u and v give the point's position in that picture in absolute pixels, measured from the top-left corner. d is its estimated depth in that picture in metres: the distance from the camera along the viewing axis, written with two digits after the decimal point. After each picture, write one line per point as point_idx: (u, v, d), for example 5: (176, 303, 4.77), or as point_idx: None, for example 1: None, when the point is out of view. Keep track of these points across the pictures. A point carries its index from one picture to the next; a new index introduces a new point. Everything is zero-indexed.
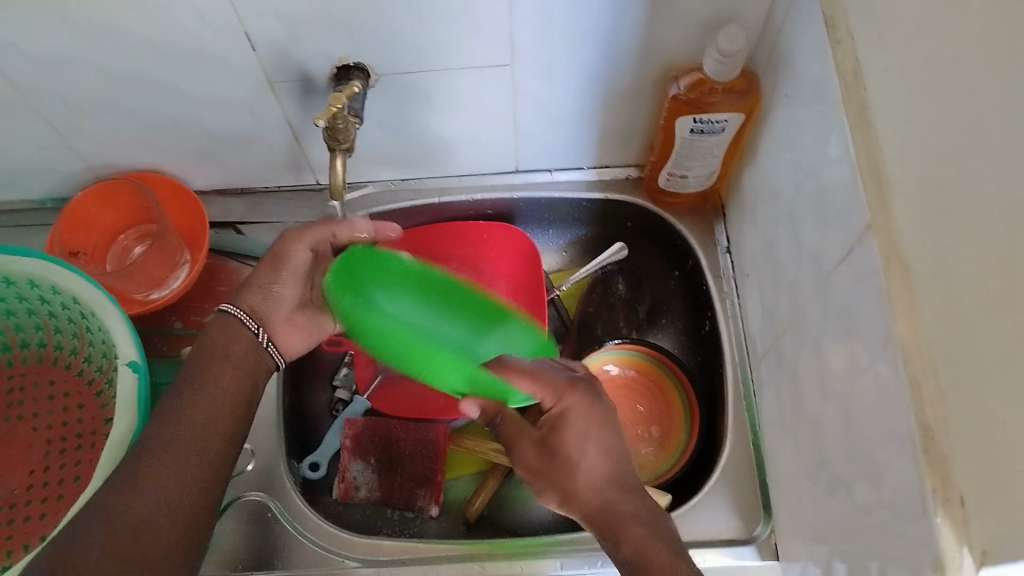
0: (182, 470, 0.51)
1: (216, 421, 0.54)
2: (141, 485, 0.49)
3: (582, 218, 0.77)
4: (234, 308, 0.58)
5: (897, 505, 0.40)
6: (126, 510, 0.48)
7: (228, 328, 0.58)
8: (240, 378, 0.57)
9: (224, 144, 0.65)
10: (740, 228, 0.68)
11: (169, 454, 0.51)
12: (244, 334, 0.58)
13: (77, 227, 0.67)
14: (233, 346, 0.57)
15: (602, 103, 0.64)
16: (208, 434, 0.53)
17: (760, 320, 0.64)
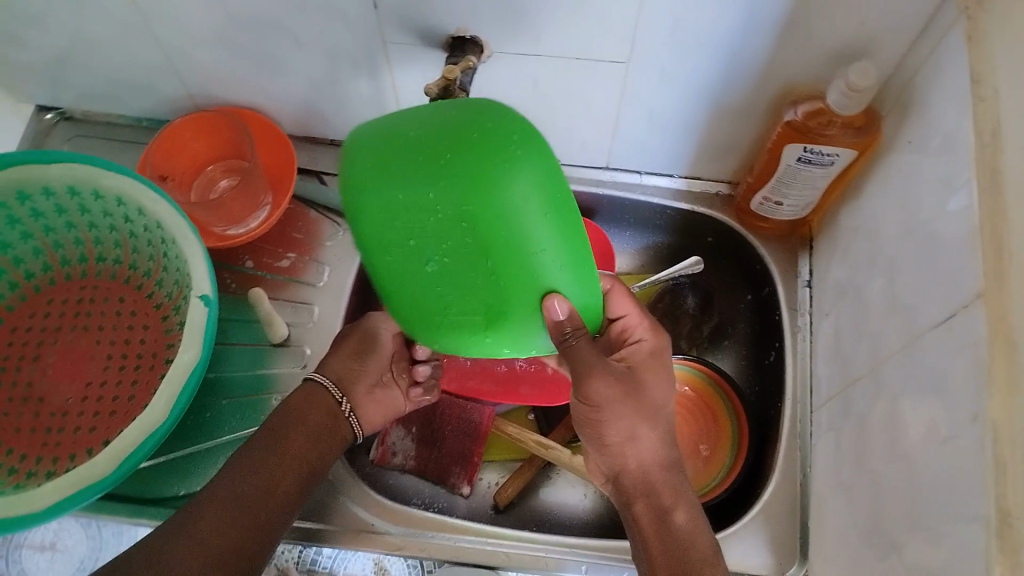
0: (229, 530, 0.50)
1: (280, 477, 0.54)
2: (186, 536, 0.48)
3: (664, 225, 0.76)
4: (320, 377, 0.60)
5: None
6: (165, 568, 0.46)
7: (309, 399, 0.59)
8: (314, 439, 0.57)
9: (325, 95, 0.66)
10: (826, 265, 0.66)
11: (222, 508, 0.50)
12: (327, 401, 0.59)
13: (171, 149, 0.68)
14: (316, 408, 0.59)
15: (710, 115, 0.62)
16: (269, 496, 0.53)
17: (831, 362, 0.62)
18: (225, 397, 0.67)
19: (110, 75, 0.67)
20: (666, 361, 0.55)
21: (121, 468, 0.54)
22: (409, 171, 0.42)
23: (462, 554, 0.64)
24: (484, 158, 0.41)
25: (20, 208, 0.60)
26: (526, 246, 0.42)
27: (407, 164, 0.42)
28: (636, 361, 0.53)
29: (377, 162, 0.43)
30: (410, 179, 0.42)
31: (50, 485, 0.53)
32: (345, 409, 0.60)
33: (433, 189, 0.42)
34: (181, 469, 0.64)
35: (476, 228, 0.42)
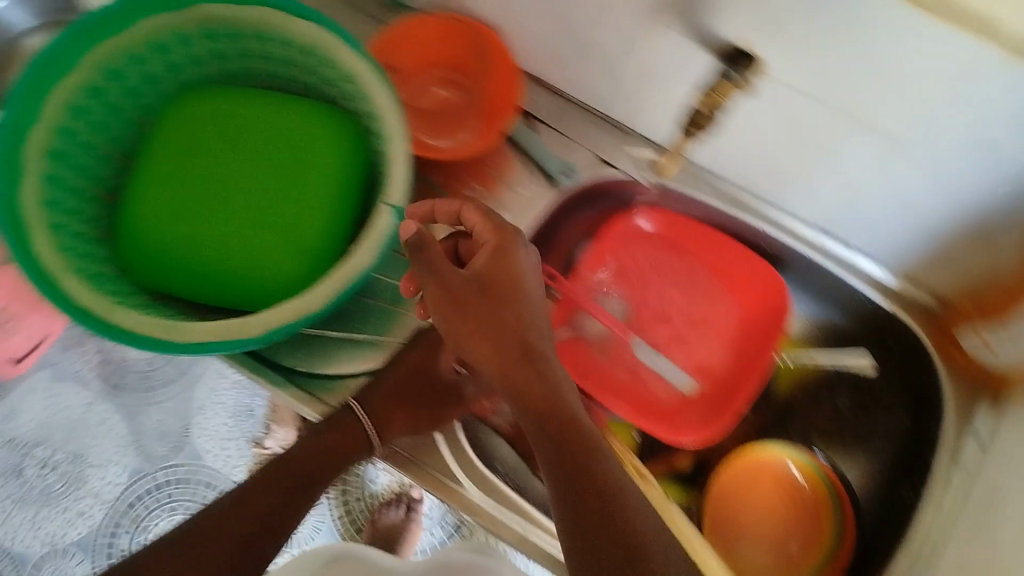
0: (230, 543, 0.55)
1: (280, 497, 0.59)
2: (220, 522, 0.56)
3: (851, 309, 0.70)
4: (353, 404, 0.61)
5: None
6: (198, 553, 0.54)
7: (338, 424, 0.61)
8: (326, 448, 0.61)
9: (575, 46, 0.62)
10: (1010, 434, 0.59)
11: (242, 509, 0.57)
12: (351, 417, 0.61)
13: (408, 43, 0.66)
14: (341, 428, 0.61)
15: (960, 229, 0.57)
16: (262, 524, 0.57)
17: (972, 534, 0.56)
18: (373, 299, 0.66)
19: None
20: (506, 259, 0.52)
21: (262, 337, 0.53)
22: (284, 118, 0.60)
23: (528, 540, 0.64)
24: (328, 151, 0.59)
25: (256, 45, 0.61)
26: (303, 198, 0.59)
27: (275, 118, 0.60)
28: (500, 269, 0.52)
29: (234, 148, 0.59)
30: (274, 135, 0.60)
31: (198, 329, 0.52)
32: (365, 425, 0.61)
33: (273, 135, 0.60)
34: (311, 348, 0.64)
35: (271, 152, 0.59)
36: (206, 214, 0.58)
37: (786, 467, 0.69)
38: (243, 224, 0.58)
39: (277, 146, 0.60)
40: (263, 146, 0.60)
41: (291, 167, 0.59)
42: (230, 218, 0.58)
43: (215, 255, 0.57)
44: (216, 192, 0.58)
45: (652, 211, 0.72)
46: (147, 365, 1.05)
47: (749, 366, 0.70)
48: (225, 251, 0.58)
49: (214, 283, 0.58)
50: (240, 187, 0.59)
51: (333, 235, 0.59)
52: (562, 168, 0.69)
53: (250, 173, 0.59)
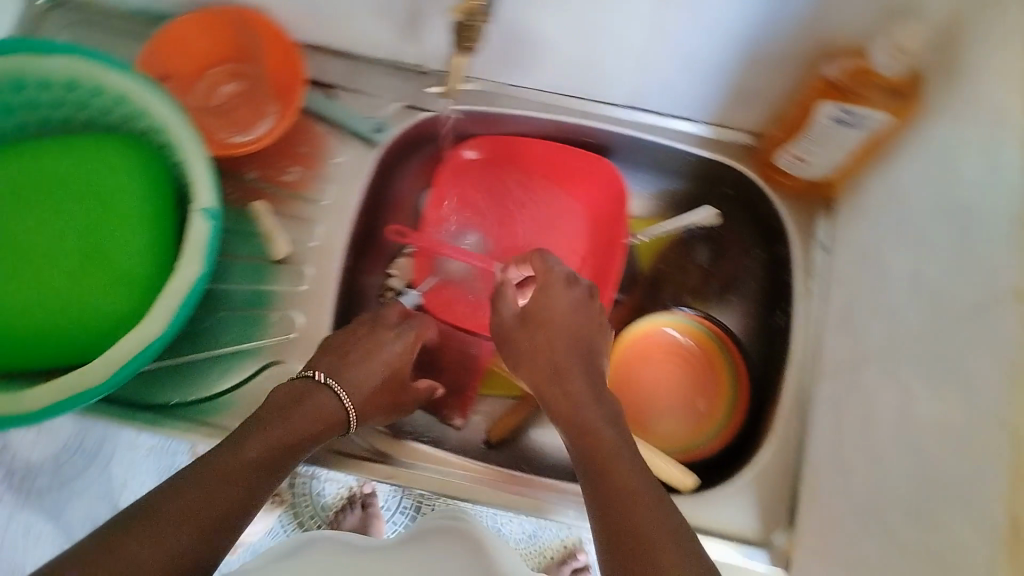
0: (231, 490, 0.45)
1: (233, 488, 0.45)
2: (200, 473, 0.44)
3: (682, 171, 0.73)
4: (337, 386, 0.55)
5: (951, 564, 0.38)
6: (162, 533, 0.40)
7: (319, 405, 0.54)
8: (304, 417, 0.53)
9: (338, 2, 0.62)
10: (846, 233, 0.64)
11: (230, 463, 0.46)
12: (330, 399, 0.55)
13: (174, 48, 0.64)
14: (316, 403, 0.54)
15: (744, 61, 0.60)
16: (233, 493, 0.45)
17: (840, 330, 0.61)
18: (226, 308, 0.65)
19: None
20: (542, 290, 0.62)
21: (115, 377, 0.53)
22: (67, 155, 0.58)
23: (446, 485, 0.64)
24: (123, 175, 0.59)
25: (14, 96, 0.59)
26: (114, 229, 0.58)
27: (57, 159, 0.58)
28: (558, 309, 0.60)
29: (24, 201, 0.57)
30: (63, 175, 0.58)
31: (45, 389, 0.51)
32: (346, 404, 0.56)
33: (62, 175, 0.58)
34: (177, 376, 0.63)
35: (66, 191, 0.57)
36: (13, 277, 0.55)
37: (666, 334, 0.71)
38: (59, 272, 0.56)
39: (70, 185, 0.58)
40: (55, 189, 0.57)
41: (90, 202, 0.58)
42: (44, 271, 0.56)
43: (41, 314, 0.55)
44: (21, 249, 0.55)
45: (476, 138, 0.72)
46: (40, 475, 0.67)
47: (610, 250, 0.71)
48: (49, 305, 0.55)
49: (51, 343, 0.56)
50: (44, 238, 0.56)
51: (156, 256, 0.59)
52: (375, 125, 0.70)
53: (49, 220, 0.57)
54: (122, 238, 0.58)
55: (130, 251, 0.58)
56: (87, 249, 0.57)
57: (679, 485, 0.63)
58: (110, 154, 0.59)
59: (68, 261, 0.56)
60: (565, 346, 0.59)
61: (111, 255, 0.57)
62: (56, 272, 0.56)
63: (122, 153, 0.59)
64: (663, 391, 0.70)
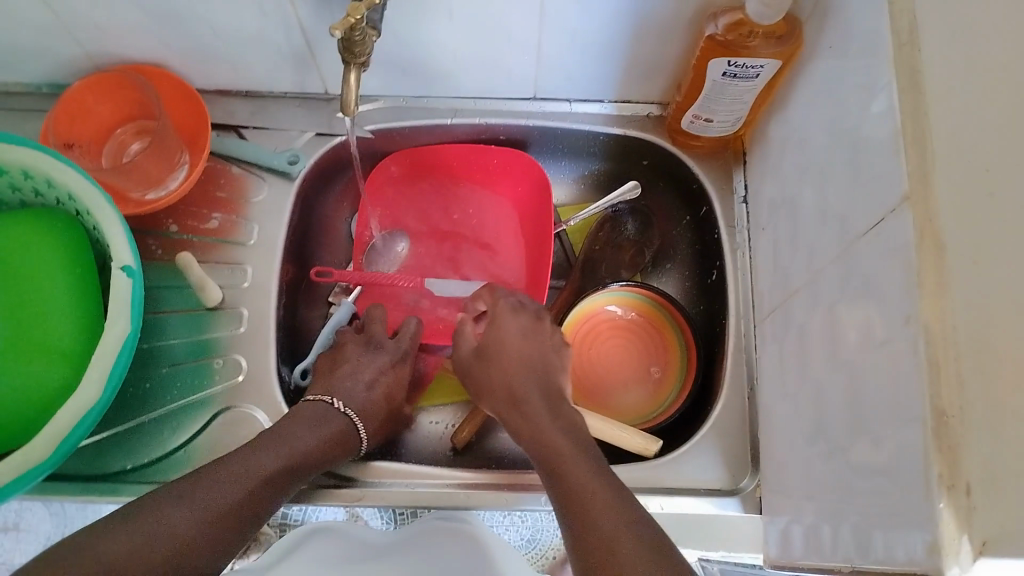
0: (232, 496, 0.50)
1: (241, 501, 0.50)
2: (200, 485, 0.49)
3: (597, 151, 0.74)
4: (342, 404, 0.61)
5: (894, 469, 0.40)
6: (170, 523, 0.46)
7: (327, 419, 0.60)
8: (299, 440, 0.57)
9: (228, 42, 0.62)
10: (760, 181, 0.66)
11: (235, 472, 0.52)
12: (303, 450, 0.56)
13: (74, 116, 0.64)
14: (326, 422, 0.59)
15: (633, 35, 0.61)
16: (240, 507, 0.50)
17: (769, 275, 0.62)
18: (169, 364, 0.65)
19: (1, 40, 0.63)
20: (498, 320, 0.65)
21: (61, 449, 0.52)
22: None
23: (417, 497, 0.63)
24: (38, 250, 0.58)
25: None
26: (36, 303, 0.57)
27: None
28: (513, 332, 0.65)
29: None
30: None
31: None
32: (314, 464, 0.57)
33: None
34: (129, 443, 0.62)
35: None
36: None
37: (611, 311, 0.73)
38: None
39: None
40: None
41: (7, 282, 0.57)
42: None
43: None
44: None
45: (392, 155, 0.74)
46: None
47: (541, 239, 0.73)
48: None
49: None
50: None
51: (84, 322, 0.58)
52: (289, 157, 0.70)
53: None
54: (44, 311, 0.57)
55: (55, 322, 0.57)
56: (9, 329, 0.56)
57: (646, 454, 0.64)
58: (24, 231, 0.59)
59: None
60: (519, 369, 0.63)
61: (36, 329, 0.56)
62: None
63: (35, 228, 0.59)
64: (614, 365, 0.72)
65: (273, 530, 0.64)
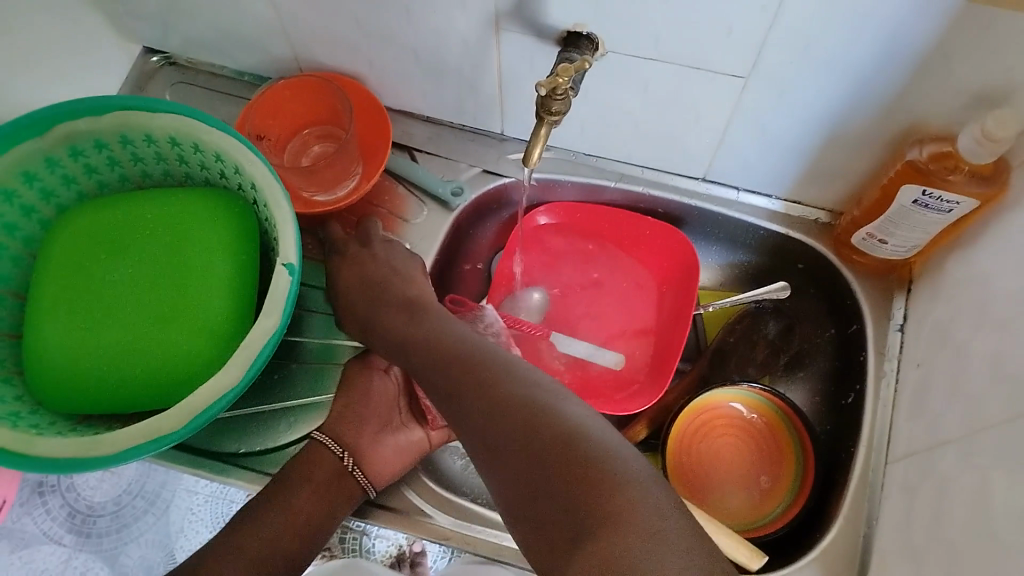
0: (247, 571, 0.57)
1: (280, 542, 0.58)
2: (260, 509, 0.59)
3: (754, 245, 0.73)
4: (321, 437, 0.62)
5: None
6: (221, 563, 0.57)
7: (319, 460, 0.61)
8: (319, 501, 0.60)
9: (427, 70, 0.64)
10: (923, 314, 0.63)
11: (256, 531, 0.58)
12: (330, 458, 0.61)
13: (272, 110, 0.67)
14: (320, 467, 0.61)
15: (822, 142, 0.59)
16: (276, 536, 0.58)
17: (914, 416, 0.59)
18: (299, 361, 0.67)
19: (224, 27, 0.67)
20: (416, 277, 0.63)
21: (189, 425, 0.54)
22: (164, 217, 0.63)
23: (502, 550, 0.63)
24: (211, 235, 0.62)
25: (122, 150, 0.64)
26: (198, 284, 0.60)
27: (155, 222, 0.63)
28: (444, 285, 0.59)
29: (123, 263, 0.61)
30: (158, 237, 0.62)
31: (123, 432, 0.53)
32: (347, 463, 0.61)
33: (156, 238, 0.62)
34: (245, 427, 0.65)
35: (160, 253, 0.61)
36: (107, 329, 0.59)
37: (731, 409, 0.71)
38: (147, 327, 0.59)
39: (163, 246, 0.62)
40: (151, 250, 0.62)
41: (179, 260, 0.61)
42: (134, 325, 0.59)
43: (126, 361, 0.58)
44: (116, 307, 0.60)
45: (549, 205, 0.74)
46: (104, 515, 0.88)
47: (678, 323, 0.71)
48: (135, 355, 0.58)
49: (133, 390, 0.58)
50: (137, 295, 0.60)
51: (235, 306, 0.60)
52: (453, 189, 0.71)
53: (142, 280, 0.61)
54: (203, 292, 0.60)
55: (211, 304, 0.59)
56: (171, 306, 0.60)
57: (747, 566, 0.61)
58: (202, 214, 0.62)
59: (156, 316, 0.59)
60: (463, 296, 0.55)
61: (194, 308, 0.59)
62: (144, 326, 0.59)
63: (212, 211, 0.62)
64: (727, 469, 0.70)
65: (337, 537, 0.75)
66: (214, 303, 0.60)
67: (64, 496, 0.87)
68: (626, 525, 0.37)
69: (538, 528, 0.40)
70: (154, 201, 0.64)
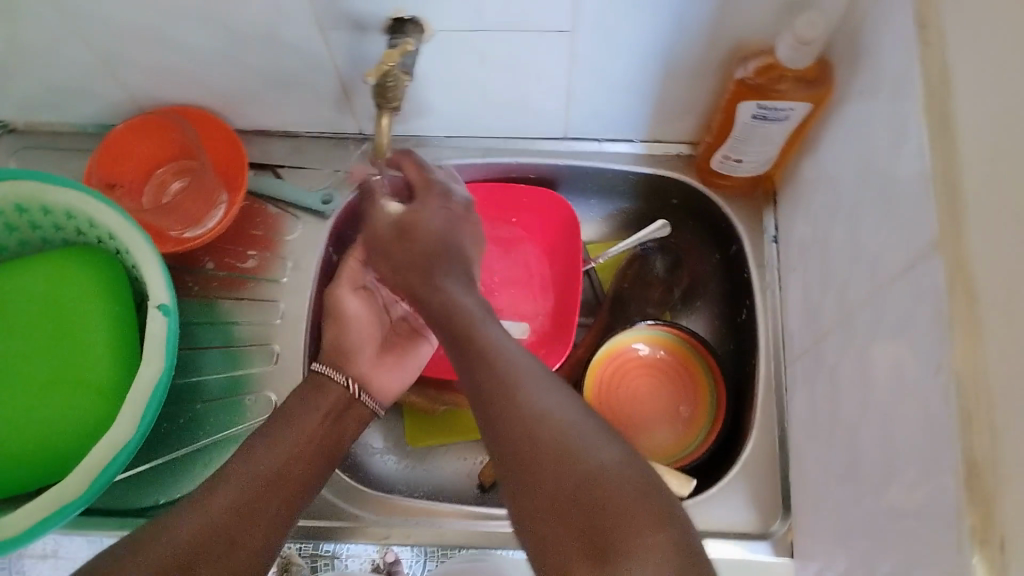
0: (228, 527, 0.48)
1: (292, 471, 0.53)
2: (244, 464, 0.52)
3: (628, 191, 0.75)
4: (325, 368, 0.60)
5: (926, 518, 0.39)
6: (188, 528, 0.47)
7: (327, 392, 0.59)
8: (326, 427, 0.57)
9: (265, 85, 0.64)
10: (790, 220, 0.65)
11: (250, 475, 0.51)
12: (337, 387, 0.59)
13: (118, 159, 0.66)
14: (326, 396, 0.59)
15: (663, 78, 0.61)
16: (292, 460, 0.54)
17: (800, 317, 0.62)
18: (204, 401, 0.66)
19: (49, 83, 0.65)
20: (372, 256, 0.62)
21: (94, 486, 0.53)
22: (22, 288, 0.61)
23: (443, 535, 0.63)
24: (76, 296, 0.60)
25: None
26: (74, 347, 0.59)
27: (14, 295, 0.61)
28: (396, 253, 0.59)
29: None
30: (22, 310, 0.60)
31: (25, 510, 0.52)
32: (355, 390, 0.60)
33: (19, 310, 0.60)
34: (163, 478, 0.64)
35: (27, 324, 0.60)
36: None
37: (635, 350, 0.72)
38: (28, 401, 0.57)
39: (28, 317, 0.60)
40: (16, 325, 0.60)
41: (49, 328, 0.59)
42: (13, 403, 0.57)
43: (16, 440, 0.56)
44: None
45: None
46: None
47: (571, 278, 0.73)
48: (23, 432, 0.56)
49: (28, 468, 0.56)
50: (10, 373, 0.58)
51: (119, 361, 0.59)
52: (323, 196, 0.71)
53: (13, 356, 0.59)
54: (81, 354, 0.58)
55: (92, 363, 0.58)
56: (49, 375, 0.58)
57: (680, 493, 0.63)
58: (62, 277, 0.61)
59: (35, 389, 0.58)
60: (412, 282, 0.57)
61: (74, 372, 0.58)
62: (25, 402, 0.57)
63: (72, 272, 0.61)
64: (647, 407, 0.71)
65: (305, 561, 0.64)
66: (93, 362, 0.58)
67: None
68: (657, 550, 0.39)
69: (546, 540, 0.41)
70: (10, 273, 0.61)
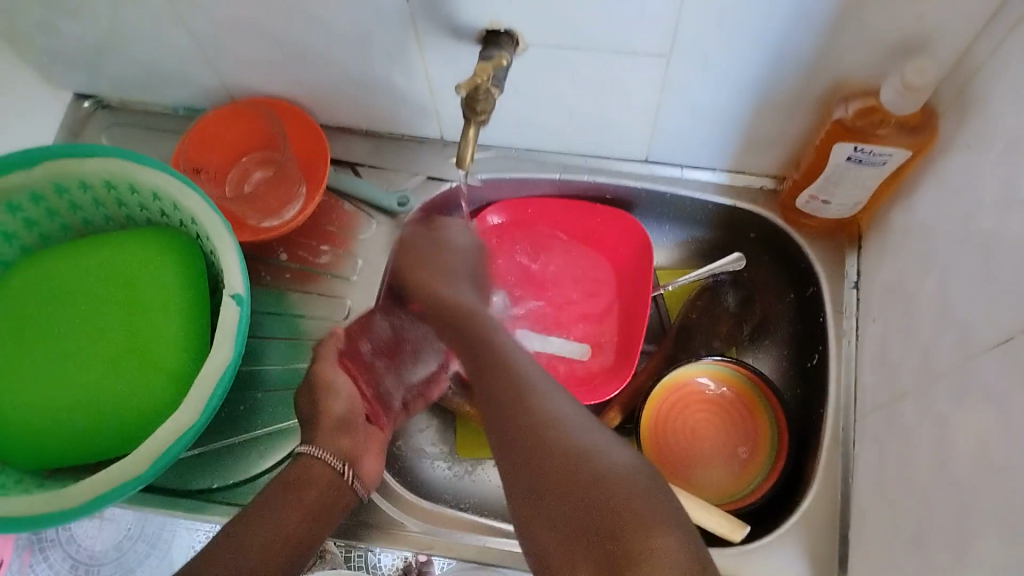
0: None
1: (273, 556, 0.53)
2: (221, 550, 0.52)
3: (705, 221, 0.73)
4: (315, 449, 0.60)
5: None
6: None
7: (310, 476, 0.59)
8: (308, 515, 0.57)
9: (356, 84, 0.64)
10: (874, 268, 0.63)
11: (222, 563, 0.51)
12: (328, 471, 0.59)
13: (205, 144, 0.68)
14: (315, 482, 0.59)
15: (757, 111, 0.60)
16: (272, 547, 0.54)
17: (876, 370, 0.60)
18: (265, 390, 0.67)
19: (148, 64, 0.66)
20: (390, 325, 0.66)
21: (152, 467, 0.54)
22: (104, 265, 0.62)
23: (487, 553, 0.63)
24: (154, 278, 0.61)
25: (60, 200, 0.64)
26: (147, 328, 0.60)
27: (97, 271, 0.62)
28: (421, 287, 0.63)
29: (69, 316, 0.61)
30: (102, 287, 0.61)
31: (86, 483, 0.53)
32: (347, 475, 0.59)
33: (98, 287, 0.61)
34: (218, 463, 0.64)
35: (104, 300, 0.61)
36: (60, 383, 0.58)
37: (699, 383, 0.71)
38: (98, 375, 0.58)
39: (106, 294, 0.61)
40: (94, 300, 0.61)
41: (124, 307, 0.60)
42: (84, 376, 0.58)
43: (84, 412, 0.58)
44: (66, 360, 0.59)
45: (500, 204, 0.74)
46: (106, 563, 0.71)
47: (637, 303, 0.71)
48: (91, 407, 0.58)
49: (93, 441, 0.57)
50: (85, 347, 0.59)
51: (187, 346, 0.59)
52: (398, 199, 0.71)
53: (89, 331, 0.60)
54: (153, 336, 0.59)
55: (162, 345, 0.59)
56: (120, 354, 0.59)
57: (731, 539, 0.61)
58: (143, 259, 0.62)
59: (106, 365, 0.59)
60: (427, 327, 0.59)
61: (144, 353, 0.59)
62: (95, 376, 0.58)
63: (154, 254, 0.62)
64: (706, 443, 0.70)
65: (339, 551, 0.66)
66: (164, 344, 0.59)
67: (64, 548, 0.71)
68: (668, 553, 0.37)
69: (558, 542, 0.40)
70: (96, 249, 0.63)
